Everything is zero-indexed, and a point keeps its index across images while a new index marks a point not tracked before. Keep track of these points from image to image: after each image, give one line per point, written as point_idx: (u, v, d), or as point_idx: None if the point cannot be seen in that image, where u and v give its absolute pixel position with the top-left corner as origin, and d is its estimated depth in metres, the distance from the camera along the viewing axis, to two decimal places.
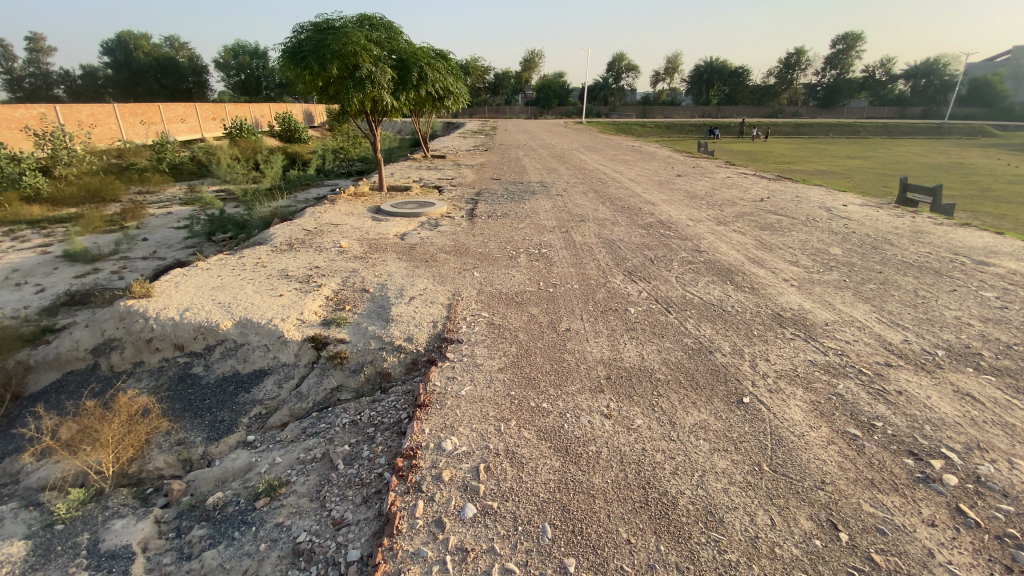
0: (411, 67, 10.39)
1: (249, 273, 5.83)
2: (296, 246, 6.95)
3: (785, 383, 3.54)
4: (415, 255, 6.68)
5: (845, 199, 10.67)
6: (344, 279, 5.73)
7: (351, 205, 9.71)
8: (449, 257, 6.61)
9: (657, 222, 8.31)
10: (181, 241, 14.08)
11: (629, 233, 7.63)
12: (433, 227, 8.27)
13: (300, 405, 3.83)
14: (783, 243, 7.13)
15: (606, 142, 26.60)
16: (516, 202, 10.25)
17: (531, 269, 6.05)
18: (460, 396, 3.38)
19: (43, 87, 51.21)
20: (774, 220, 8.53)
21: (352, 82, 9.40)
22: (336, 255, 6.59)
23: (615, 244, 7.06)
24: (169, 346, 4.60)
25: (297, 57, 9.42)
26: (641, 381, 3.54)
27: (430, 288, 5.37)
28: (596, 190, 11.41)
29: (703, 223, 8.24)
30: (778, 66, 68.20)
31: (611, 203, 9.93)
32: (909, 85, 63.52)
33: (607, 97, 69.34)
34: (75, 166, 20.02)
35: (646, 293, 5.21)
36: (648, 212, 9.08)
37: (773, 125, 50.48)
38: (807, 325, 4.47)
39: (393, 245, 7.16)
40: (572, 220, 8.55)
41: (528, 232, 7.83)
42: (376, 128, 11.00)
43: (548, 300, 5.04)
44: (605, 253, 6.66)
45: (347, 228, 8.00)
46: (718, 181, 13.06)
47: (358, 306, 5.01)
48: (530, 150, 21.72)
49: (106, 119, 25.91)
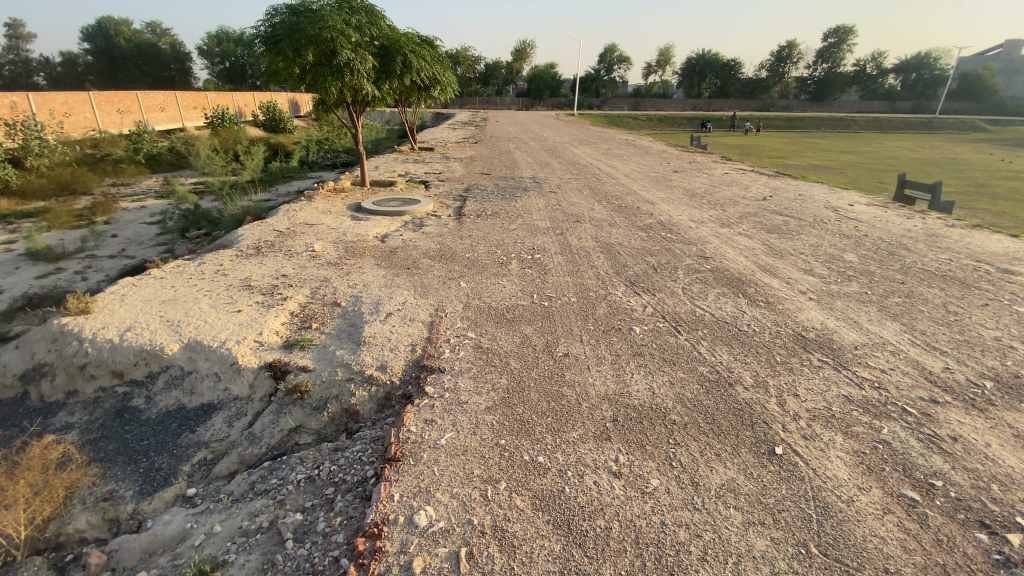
0: (393, 54, 9.66)
1: (207, 284, 5.21)
2: (264, 250, 6.33)
3: (820, 427, 3.04)
4: (395, 261, 6.08)
5: (850, 198, 10.20)
6: (313, 290, 5.13)
7: (330, 203, 9.07)
8: (433, 263, 6.02)
9: (657, 223, 7.78)
10: (153, 237, 13.32)
11: (628, 235, 7.09)
12: (418, 228, 7.67)
13: (251, 450, 3.27)
14: (792, 248, 6.63)
15: (599, 136, 26.00)
16: (506, 200, 9.66)
17: (523, 278, 5.50)
18: (438, 446, 2.83)
19: (21, 73, 49.58)
20: (780, 221, 8.03)
21: (329, 70, 8.73)
22: (307, 261, 5.97)
23: (613, 248, 6.53)
24: (107, 373, 4.01)
25: (270, 42, 8.73)
26: (654, 425, 2.99)
27: (409, 302, 4.79)
28: (591, 187, 10.85)
29: (707, 225, 7.72)
30: (770, 59, 67.92)
31: (608, 201, 9.39)
32: (899, 80, 63.53)
33: (599, 89, 68.68)
34: (48, 157, 19.06)
35: (651, 309, 4.67)
36: (646, 212, 8.55)
37: (765, 119, 50.21)
38: (834, 350, 3.96)
39: (371, 249, 6.55)
40: (566, 220, 7.99)
41: (519, 234, 7.26)
42: (358, 119, 10.33)
43: (542, 316, 4.49)
44: (603, 259, 6.11)
45: (323, 229, 7.37)
46: (716, 178, 12.56)
47: (327, 324, 4.42)
48: (521, 143, 21.04)
49: (81, 107, 24.84)
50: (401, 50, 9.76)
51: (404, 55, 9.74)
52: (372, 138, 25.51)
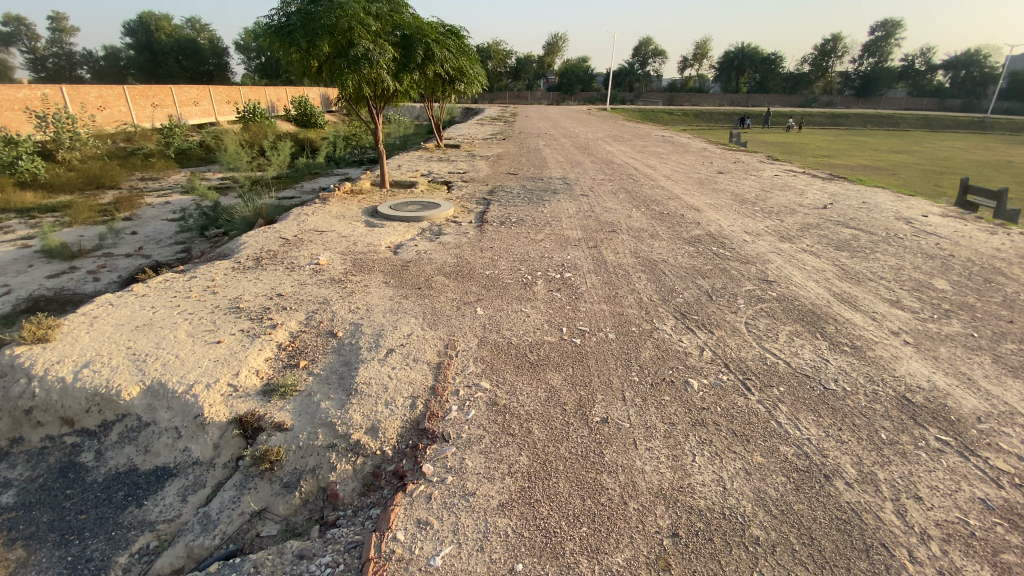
0: (415, 44, 8.80)
1: (191, 304, 4.60)
2: (263, 262, 5.69)
3: (961, 558, 2.18)
4: (407, 277, 5.37)
5: (921, 208, 9.02)
6: (308, 315, 4.43)
7: (345, 206, 8.44)
8: (448, 281, 5.28)
9: (705, 236, 6.86)
10: (171, 235, 12.99)
11: (672, 250, 6.20)
12: (435, 237, 6.94)
13: (200, 543, 2.58)
14: (868, 271, 5.63)
15: (632, 132, 24.83)
16: (534, 204, 8.85)
17: (550, 304, 4.69)
18: (432, 571, 2.07)
19: (68, 67, 51.20)
20: (847, 236, 7.00)
21: (346, 61, 8.07)
22: (309, 276, 5.31)
23: (656, 266, 5.65)
24: (56, 421, 3.43)
25: (284, 32, 8.12)
26: (729, 547, 2.18)
27: (416, 334, 4.03)
28: (627, 190, 9.93)
29: (762, 239, 6.76)
30: (813, 53, 64.97)
31: (647, 207, 8.51)
32: (951, 76, 59.99)
33: (632, 83, 67.00)
34: (79, 149, 19.24)
35: (709, 353, 3.80)
36: (691, 221, 7.61)
37: (806, 116, 47.93)
38: (953, 422, 3.04)
39: (381, 262, 5.83)
40: (601, 230, 7.17)
41: (547, 246, 6.45)
42: (378, 116, 9.68)
43: (575, 359, 3.67)
44: (645, 280, 5.25)
45: (332, 237, 6.71)
46: (765, 180, 11.47)
47: (316, 363, 3.70)
48: (550, 141, 20.17)
49: (116, 100, 25.05)
50: (424, 39, 8.93)
51: (426, 45, 8.90)
52: (400, 134, 25.01)
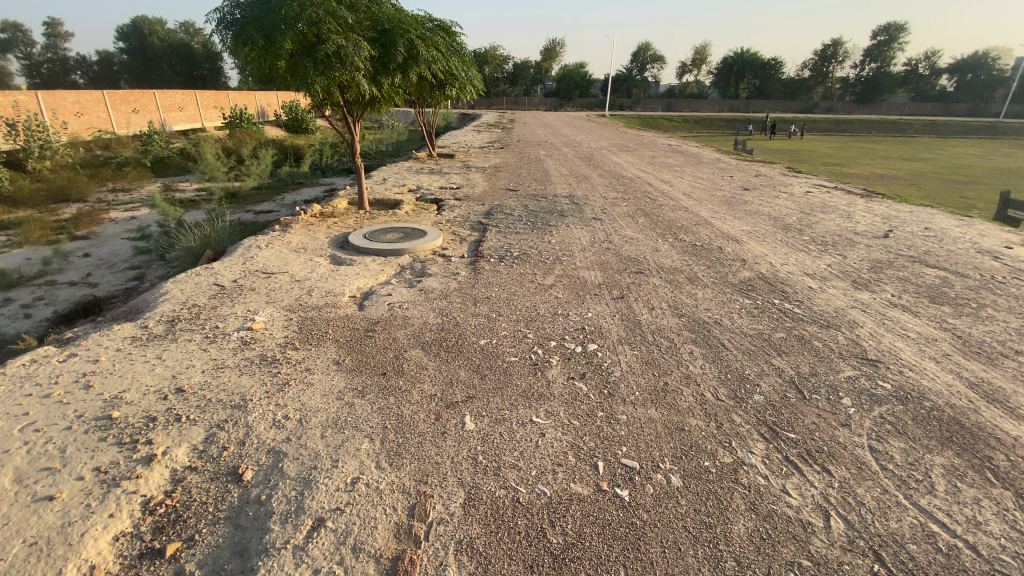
0: (395, 41, 7.16)
1: (43, 410, 3.12)
2: (179, 328, 4.20)
3: None
4: (370, 352, 3.85)
5: (997, 236, 7.59)
6: (209, 432, 2.96)
7: (311, 234, 6.97)
8: (427, 356, 3.78)
9: (759, 280, 5.38)
10: (127, 258, 11.41)
11: (722, 303, 4.73)
12: (415, 280, 5.45)
13: None
14: (995, 340, 4.17)
15: (637, 140, 23.53)
16: (538, 232, 7.39)
17: (571, 404, 3.17)
18: None
19: (60, 72, 50.07)
20: (932, 279, 5.56)
21: (311, 60, 6.46)
22: (234, 352, 3.82)
23: (709, 332, 4.17)
24: None
25: (236, 26, 6.56)
26: None
27: (367, 481, 2.55)
28: (645, 213, 8.50)
29: (830, 284, 5.30)
30: (815, 58, 63.88)
31: (674, 236, 7.08)
32: (953, 82, 58.57)
33: (631, 89, 66.14)
34: (49, 159, 17.80)
35: (840, 524, 2.34)
36: (734, 256, 6.15)
37: (811, 122, 46.72)
38: None
39: (338, 324, 4.33)
40: (625, 270, 5.71)
41: (559, 295, 4.97)
42: (354, 125, 8.14)
43: (625, 544, 2.19)
44: (701, 357, 3.77)
45: (281, 282, 5.22)
46: (799, 198, 10.05)
47: (193, 551, 2.25)
48: (552, 149, 18.75)
49: (94, 106, 23.60)
50: (407, 35, 7.29)
51: (410, 41, 7.26)
52: (393, 139, 23.55)
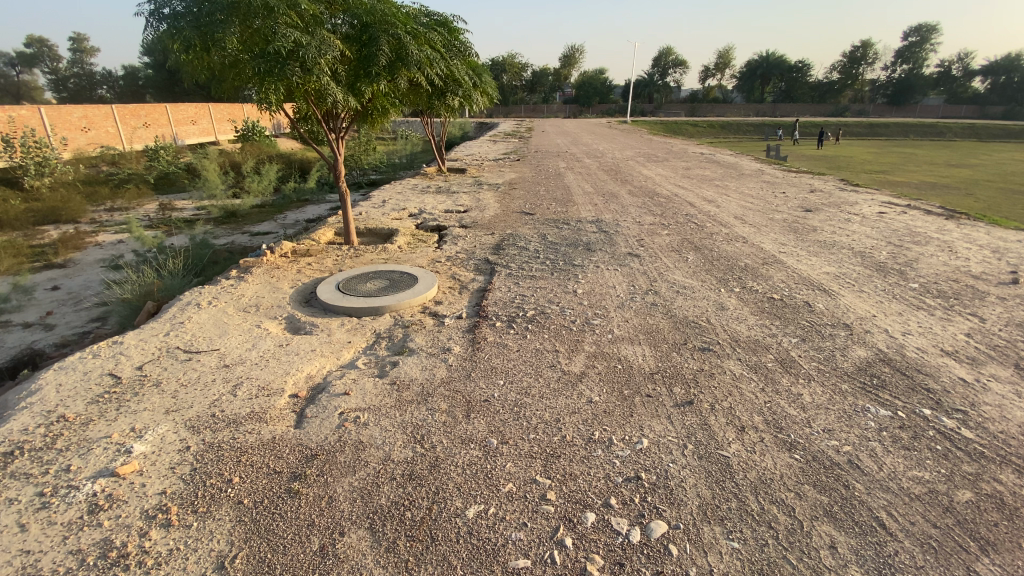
0: (377, 37, 5.65)
1: None
2: (12, 469, 2.73)
3: None
4: (277, 541, 2.28)
5: None
6: None
7: (274, 283, 5.54)
8: (371, 555, 2.18)
9: (883, 367, 3.71)
10: (97, 289, 10.10)
11: (847, 420, 3.08)
12: (389, 361, 3.93)
13: None
14: None
15: (665, 149, 21.88)
16: (560, 276, 5.81)
17: None
18: None
19: (88, 88, 50.96)
20: None
21: (263, 62, 5.04)
22: (61, 540, 2.30)
23: (848, 491, 2.52)
24: None
25: (170, 22, 5.16)
26: None
27: None
28: (693, 246, 6.87)
29: (992, 376, 3.59)
30: (844, 60, 61.10)
31: (737, 283, 5.44)
32: (989, 83, 55.08)
33: (652, 95, 64.34)
34: (48, 176, 16.94)
35: None
36: (831, 320, 4.47)
37: (844, 126, 44.29)
38: None
39: (253, 461, 2.79)
40: (683, 345, 4.07)
41: (593, 395, 3.38)
42: (335, 142, 6.67)
43: None
44: (855, 563, 2.14)
45: (203, 369, 3.75)
46: (875, 223, 8.27)
47: None
48: (574, 161, 17.20)
49: (102, 121, 22.88)
50: (392, 30, 5.74)
51: (396, 37, 5.72)
52: (405, 152, 22.28)
